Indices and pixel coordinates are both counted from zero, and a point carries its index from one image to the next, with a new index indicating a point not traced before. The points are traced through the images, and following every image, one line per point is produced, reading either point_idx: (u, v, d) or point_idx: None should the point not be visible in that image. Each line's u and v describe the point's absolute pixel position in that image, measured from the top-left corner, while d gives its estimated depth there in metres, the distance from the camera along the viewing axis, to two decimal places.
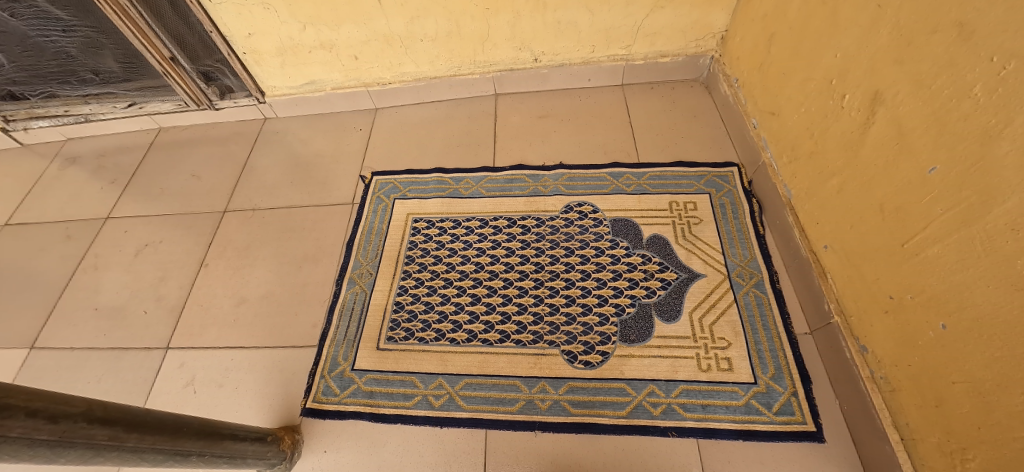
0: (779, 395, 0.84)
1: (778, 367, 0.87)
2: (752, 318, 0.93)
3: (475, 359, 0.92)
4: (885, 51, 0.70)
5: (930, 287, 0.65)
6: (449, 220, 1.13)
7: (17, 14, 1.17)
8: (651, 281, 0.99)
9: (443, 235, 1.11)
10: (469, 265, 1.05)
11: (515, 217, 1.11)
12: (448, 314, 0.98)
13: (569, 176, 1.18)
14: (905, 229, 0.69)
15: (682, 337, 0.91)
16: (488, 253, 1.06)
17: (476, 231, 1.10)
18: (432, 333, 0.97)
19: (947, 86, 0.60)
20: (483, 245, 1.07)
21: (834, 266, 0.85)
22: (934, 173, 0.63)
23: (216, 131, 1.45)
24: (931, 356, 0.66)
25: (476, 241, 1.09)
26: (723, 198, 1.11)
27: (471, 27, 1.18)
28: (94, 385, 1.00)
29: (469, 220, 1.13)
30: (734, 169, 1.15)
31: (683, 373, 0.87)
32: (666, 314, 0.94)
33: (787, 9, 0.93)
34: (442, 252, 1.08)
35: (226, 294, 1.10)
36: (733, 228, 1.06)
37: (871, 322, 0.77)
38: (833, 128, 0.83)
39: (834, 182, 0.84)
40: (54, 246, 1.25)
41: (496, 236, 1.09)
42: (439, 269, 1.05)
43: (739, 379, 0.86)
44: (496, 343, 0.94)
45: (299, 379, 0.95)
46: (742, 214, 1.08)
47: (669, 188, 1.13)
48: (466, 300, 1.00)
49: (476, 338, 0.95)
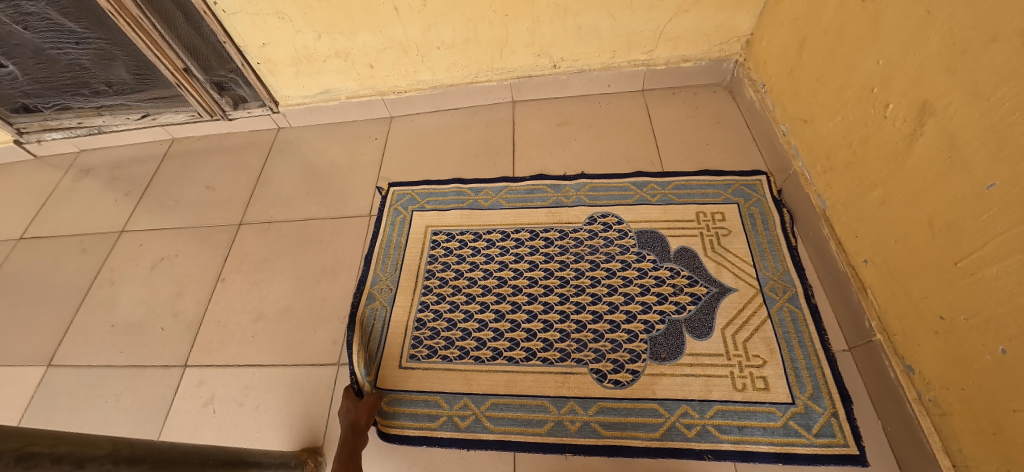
0: (818, 416, 0.81)
1: (817, 386, 0.84)
2: (788, 335, 0.90)
3: (501, 378, 0.90)
4: (935, 59, 0.66)
5: (988, 308, 0.62)
6: (469, 233, 1.11)
7: (31, 27, 1.14)
8: (680, 295, 0.96)
9: (464, 249, 1.09)
10: (491, 280, 1.02)
11: (538, 229, 1.08)
12: (471, 331, 0.96)
13: (591, 186, 1.15)
14: (957, 246, 0.65)
15: (715, 354, 0.88)
16: (511, 267, 1.03)
17: (498, 244, 1.08)
18: (455, 351, 0.94)
19: (1008, 98, 0.56)
20: (505, 258, 1.05)
21: (875, 282, 0.82)
22: (992, 189, 0.59)
23: (229, 141, 1.43)
24: (988, 382, 0.63)
25: (498, 254, 1.06)
26: (752, 208, 1.07)
27: (489, 33, 1.15)
28: (113, 404, 0.99)
29: (490, 232, 1.10)
30: (762, 177, 1.12)
31: (718, 393, 0.84)
32: (697, 330, 0.91)
33: (821, 13, 0.90)
34: (463, 266, 1.06)
35: (243, 309, 1.08)
36: (764, 239, 1.02)
37: (918, 342, 0.74)
38: (874, 138, 0.80)
39: (875, 195, 0.80)
40: (69, 260, 1.24)
41: (518, 249, 1.06)
42: (461, 284, 1.03)
43: (776, 399, 0.83)
44: (522, 361, 0.91)
45: (320, 398, 0.93)
46: (773, 224, 1.04)
47: (695, 197, 1.10)
48: (490, 316, 0.97)
49: (501, 356, 0.92)
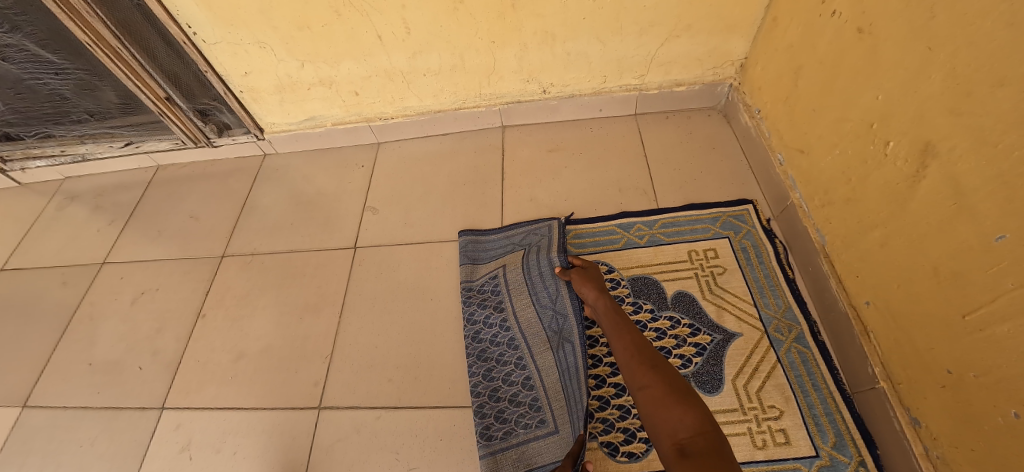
0: (845, 467, 0.76)
1: (839, 434, 0.79)
2: (801, 379, 0.85)
3: (550, 454, 0.79)
4: (937, 99, 0.62)
5: (999, 368, 0.58)
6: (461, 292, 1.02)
7: (9, 58, 1.12)
8: (685, 347, 0.91)
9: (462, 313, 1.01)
10: (501, 341, 0.94)
11: (534, 270, 0.98)
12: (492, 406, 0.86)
13: (576, 233, 1.09)
14: (965, 298, 0.61)
15: (729, 410, 0.84)
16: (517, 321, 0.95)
17: (496, 299, 0.99)
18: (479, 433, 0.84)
19: (1017, 147, 0.52)
20: (508, 314, 0.96)
21: (877, 326, 0.78)
22: (1002, 241, 0.55)
23: (215, 168, 1.40)
24: (1001, 445, 0.58)
25: (500, 311, 0.97)
26: (743, 241, 1.04)
27: (476, 60, 1.12)
28: (88, 448, 0.96)
29: (486, 290, 1.01)
30: (749, 205, 1.08)
31: (738, 455, 0.79)
32: (707, 385, 0.87)
33: (816, 41, 0.86)
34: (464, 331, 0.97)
35: (224, 348, 1.05)
36: (760, 275, 0.99)
37: (925, 394, 0.70)
38: (874, 176, 0.76)
39: (876, 235, 0.77)
40: (50, 293, 1.22)
41: (518, 299, 0.97)
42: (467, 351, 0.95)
43: (800, 453, 0.78)
44: (563, 425, 0.80)
45: (300, 445, 0.90)
46: (768, 257, 1.01)
47: (684, 235, 1.06)
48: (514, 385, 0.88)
49: (540, 426, 0.83)
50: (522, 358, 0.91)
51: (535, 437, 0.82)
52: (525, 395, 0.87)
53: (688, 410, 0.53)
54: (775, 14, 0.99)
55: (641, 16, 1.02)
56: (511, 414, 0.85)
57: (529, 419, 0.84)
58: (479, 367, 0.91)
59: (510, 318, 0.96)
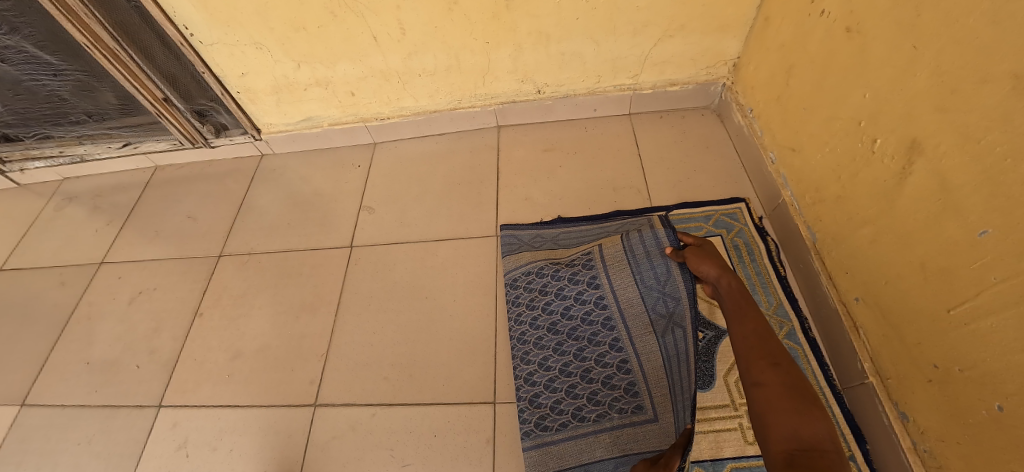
0: None
1: None
2: None
3: (646, 438, 0.78)
4: (923, 97, 0.63)
5: (985, 362, 0.58)
6: (532, 269, 0.98)
7: (7, 60, 1.13)
8: None
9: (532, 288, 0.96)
10: (592, 320, 0.88)
11: (630, 249, 0.91)
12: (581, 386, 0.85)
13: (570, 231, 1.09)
14: (951, 293, 0.62)
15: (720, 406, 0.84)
16: (608, 301, 0.88)
17: (582, 275, 0.92)
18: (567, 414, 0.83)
19: (1000, 143, 0.52)
20: (601, 291, 0.89)
21: (868, 322, 0.79)
22: (987, 237, 0.56)
23: (213, 168, 1.41)
24: (988, 438, 0.59)
25: (587, 288, 0.90)
26: (736, 238, 1.04)
27: (471, 60, 1.13)
28: (85, 447, 0.96)
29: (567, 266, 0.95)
30: (742, 203, 1.09)
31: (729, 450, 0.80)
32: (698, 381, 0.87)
33: (807, 40, 0.87)
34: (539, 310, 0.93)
35: (220, 347, 1.06)
36: (753, 272, 0.99)
37: (914, 388, 0.71)
38: (863, 173, 0.77)
39: (866, 232, 0.77)
40: (48, 293, 1.22)
41: (614, 277, 0.90)
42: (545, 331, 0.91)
43: None
44: (663, 412, 0.79)
45: (295, 442, 0.90)
46: (760, 254, 1.01)
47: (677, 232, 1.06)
48: (606, 366, 0.85)
49: (636, 410, 0.81)
50: (618, 340, 0.86)
51: (631, 422, 0.80)
52: (621, 378, 0.83)
53: (826, 423, 0.50)
54: (767, 14, 0.99)
55: (634, 16, 1.03)
56: (606, 397, 0.83)
57: (625, 403, 0.82)
58: (570, 346, 0.88)
59: (605, 296, 0.89)
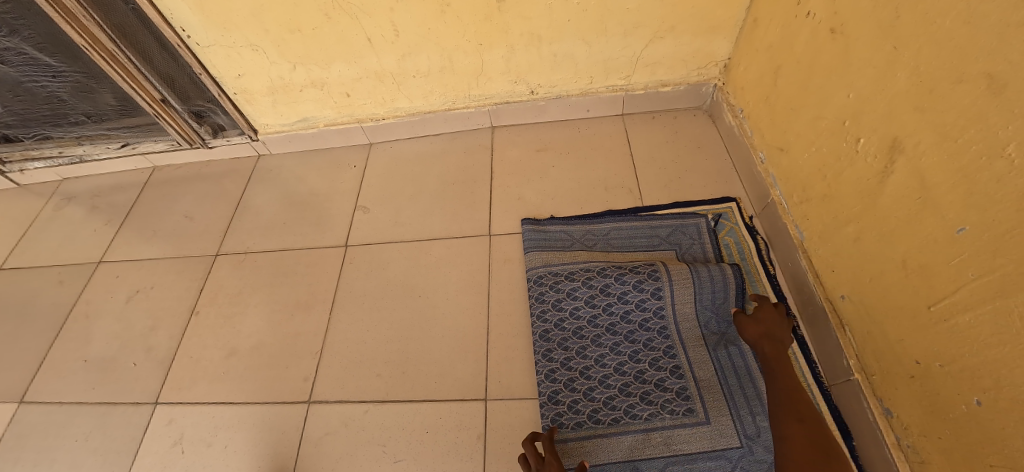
0: None
1: None
2: None
3: (702, 441, 0.79)
4: (903, 96, 0.64)
5: (963, 357, 0.59)
6: (592, 268, 1.00)
7: (7, 62, 1.14)
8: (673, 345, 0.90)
9: (588, 286, 0.97)
10: (650, 325, 0.92)
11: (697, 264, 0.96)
12: (631, 388, 0.86)
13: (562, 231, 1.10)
14: (931, 290, 0.63)
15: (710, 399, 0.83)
16: (666, 310, 0.93)
17: (647, 282, 0.94)
18: (616, 411, 0.84)
19: (976, 141, 0.53)
20: (663, 299, 0.93)
21: (853, 319, 0.80)
22: (964, 234, 0.57)
23: (210, 169, 1.43)
24: (967, 433, 0.60)
25: (650, 296, 0.93)
26: (727, 237, 1.05)
27: (464, 62, 1.14)
28: (82, 443, 0.98)
29: (625, 269, 0.97)
30: (733, 203, 1.10)
31: None
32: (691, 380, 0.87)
33: (794, 42, 0.88)
34: (596, 309, 0.94)
35: (216, 345, 1.07)
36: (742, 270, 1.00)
37: (896, 384, 0.72)
38: (848, 172, 0.78)
39: (850, 230, 0.78)
40: (46, 292, 1.24)
41: (681, 287, 0.93)
42: (599, 332, 0.92)
43: None
44: (717, 418, 0.81)
45: (289, 438, 0.91)
46: (749, 253, 1.02)
47: (668, 230, 1.06)
48: (660, 371, 0.87)
49: (687, 414, 0.82)
50: (672, 346, 0.90)
51: (683, 424, 0.81)
52: (674, 382, 0.86)
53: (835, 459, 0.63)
54: (755, 15, 1.01)
55: (625, 17, 1.05)
56: (659, 398, 0.85)
57: (677, 406, 0.83)
58: (626, 346, 0.91)
59: (666, 304, 0.93)
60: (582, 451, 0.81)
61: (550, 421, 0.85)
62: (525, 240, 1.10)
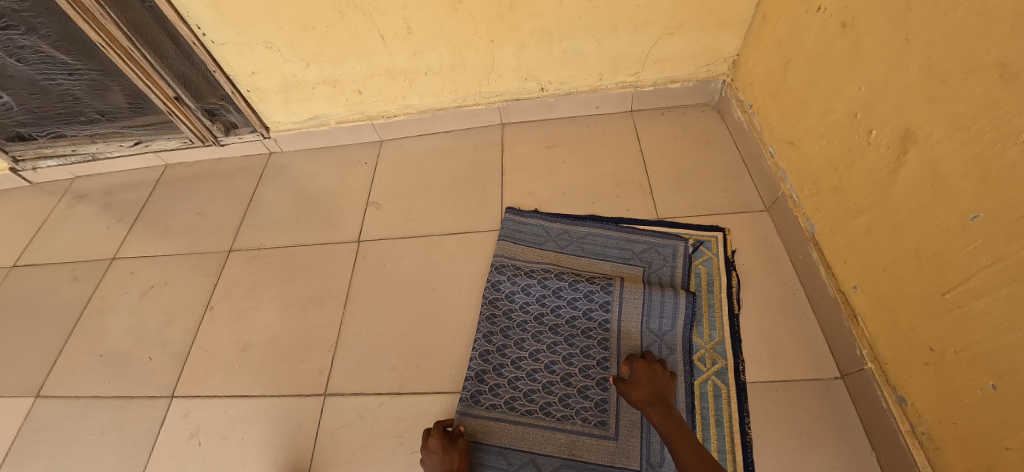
0: None
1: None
2: (706, 411, 0.85)
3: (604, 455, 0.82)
4: (914, 87, 0.65)
5: (977, 342, 0.60)
6: (551, 271, 1.03)
7: (24, 60, 1.15)
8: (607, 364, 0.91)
9: (545, 287, 0.99)
10: (591, 337, 0.94)
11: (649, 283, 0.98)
12: (554, 388, 0.89)
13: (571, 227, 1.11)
14: (944, 277, 0.64)
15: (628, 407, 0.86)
16: (610, 325, 0.95)
17: (597, 294, 0.98)
18: (535, 404, 0.88)
19: (988, 130, 0.54)
20: (610, 308, 0.96)
21: (866, 309, 0.81)
22: (977, 221, 0.58)
23: (221, 167, 1.44)
24: (983, 418, 0.61)
25: (594, 306, 0.97)
26: (701, 266, 1.02)
27: (475, 59, 1.16)
28: (98, 436, 0.98)
29: (580, 277, 1.01)
30: (721, 233, 1.06)
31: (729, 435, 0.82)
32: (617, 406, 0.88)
33: (803, 37, 0.90)
34: (545, 309, 0.98)
35: (231, 339, 1.08)
36: (705, 304, 0.97)
37: (910, 372, 0.72)
38: (859, 164, 0.79)
39: (862, 221, 0.79)
40: (61, 288, 1.25)
41: (631, 299, 0.97)
42: (544, 329, 0.96)
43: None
44: (626, 437, 0.83)
45: (305, 430, 0.92)
46: (719, 287, 0.99)
47: (633, 248, 1.06)
48: (587, 381, 0.90)
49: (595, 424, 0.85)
50: (607, 359, 0.91)
51: (590, 433, 0.84)
52: (597, 392, 0.88)
53: None
54: (764, 11, 1.02)
55: (633, 15, 1.06)
56: (578, 404, 0.87)
57: (591, 414, 0.86)
58: (564, 348, 0.93)
59: (611, 314, 0.96)
60: (487, 430, 0.86)
61: (468, 396, 0.89)
62: (502, 230, 1.12)
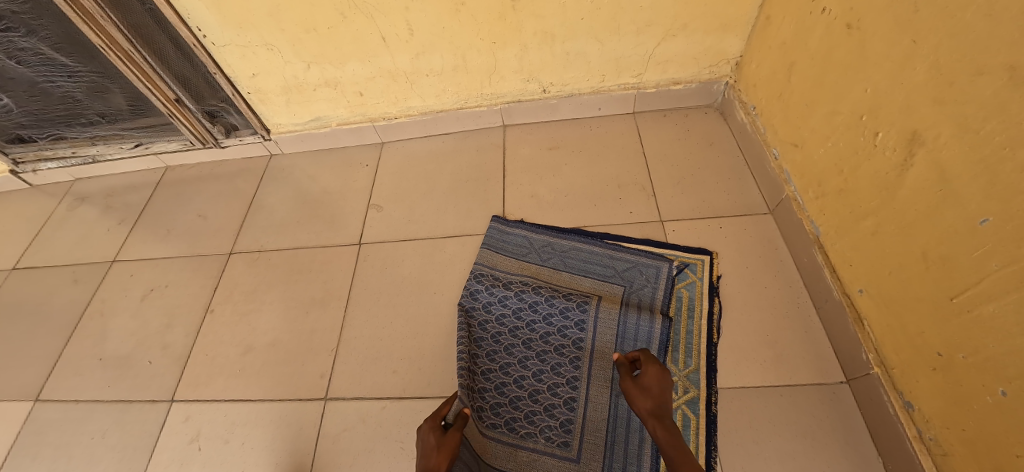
0: None
1: None
2: None
3: None
4: (922, 89, 0.64)
5: (986, 347, 0.60)
6: (530, 283, 1.01)
7: (24, 62, 1.15)
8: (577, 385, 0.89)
9: (522, 300, 0.98)
10: (563, 356, 0.92)
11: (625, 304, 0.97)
12: (521, 405, 0.88)
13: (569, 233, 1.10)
14: (953, 281, 0.63)
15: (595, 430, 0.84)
16: (585, 345, 0.93)
17: (574, 312, 0.96)
18: (501, 419, 0.86)
19: (998, 132, 0.54)
20: (585, 327, 0.94)
21: (872, 313, 0.80)
22: (986, 225, 0.57)
23: (222, 169, 1.43)
24: (992, 423, 0.60)
25: (569, 323, 0.95)
26: (683, 289, 0.99)
27: (477, 60, 1.15)
28: (99, 440, 0.98)
29: (558, 293, 0.99)
30: (708, 257, 1.03)
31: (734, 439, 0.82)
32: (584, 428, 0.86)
33: (808, 38, 0.89)
34: (521, 323, 0.96)
35: (232, 342, 1.07)
36: (684, 329, 0.94)
37: (917, 376, 0.72)
38: (865, 166, 0.78)
39: (868, 224, 0.79)
40: (62, 290, 1.24)
41: (608, 318, 0.95)
42: (517, 343, 0.94)
43: None
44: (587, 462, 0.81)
45: (307, 434, 0.91)
46: (699, 312, 0.96)
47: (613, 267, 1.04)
48: (555, 400, 0.88)
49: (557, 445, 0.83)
50: (577, 379, 0.89)
51: (552, 453, 0.83)
52: (563, 412, 0.86)
53: None
54: (768, 13, 1.02)
55: (636, 16, 1.05)
56: (543, 422, 0.86)
57: (555, 434, 0.84)
58: (535, 364, 0.92)
59: (585, 332, 0.94)
60: None
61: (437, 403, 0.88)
62: (486, 238, 1.12)
